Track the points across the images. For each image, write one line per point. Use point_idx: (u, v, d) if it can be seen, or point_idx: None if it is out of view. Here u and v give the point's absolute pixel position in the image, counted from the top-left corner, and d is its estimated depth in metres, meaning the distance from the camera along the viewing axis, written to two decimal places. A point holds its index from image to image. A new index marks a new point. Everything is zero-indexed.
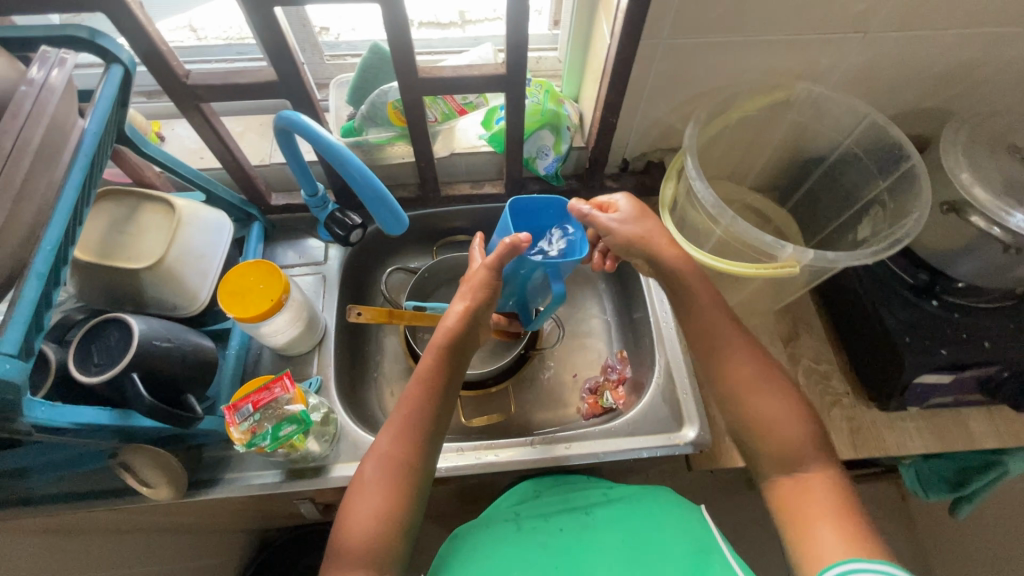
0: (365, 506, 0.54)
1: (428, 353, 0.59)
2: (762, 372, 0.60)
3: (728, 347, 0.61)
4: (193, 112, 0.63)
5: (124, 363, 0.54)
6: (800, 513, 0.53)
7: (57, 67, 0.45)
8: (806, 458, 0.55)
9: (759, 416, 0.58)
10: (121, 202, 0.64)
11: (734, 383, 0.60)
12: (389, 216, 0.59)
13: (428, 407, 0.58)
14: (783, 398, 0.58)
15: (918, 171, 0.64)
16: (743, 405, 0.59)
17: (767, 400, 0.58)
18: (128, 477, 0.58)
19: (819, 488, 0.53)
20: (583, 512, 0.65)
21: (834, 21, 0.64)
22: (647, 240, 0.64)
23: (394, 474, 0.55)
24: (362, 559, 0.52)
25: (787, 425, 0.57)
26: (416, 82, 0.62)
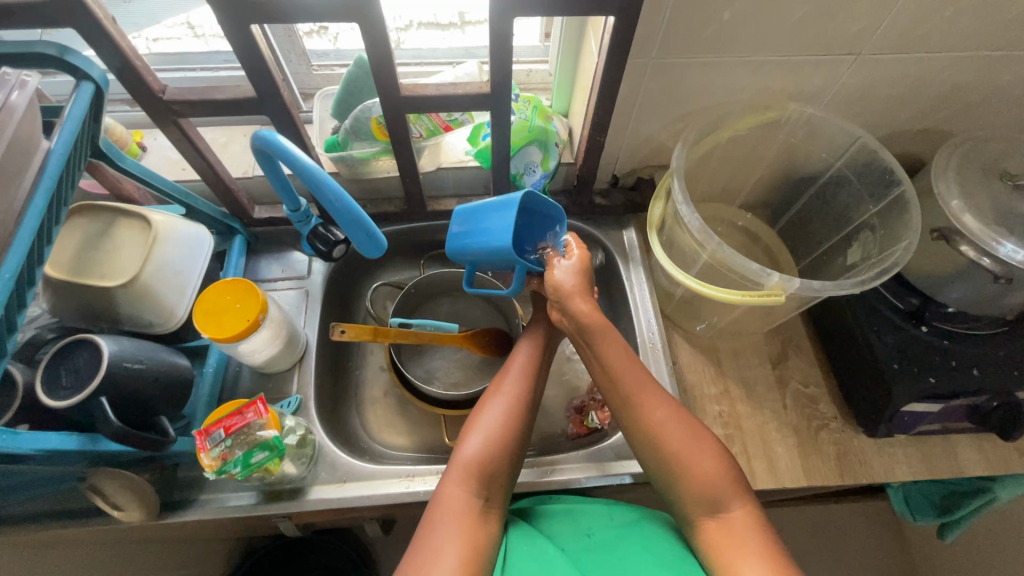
0: (482, 432, 0.56)
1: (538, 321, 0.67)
2: (679, 417, 0.57)
3: (643, 399, 0.57)
4: (171, 127, 0.62)
5: (92, 387, 0.52)
6: (727, 557, 0.51)
7: (18, 88, 0.43)
8: (728, 498, 0.54)
9: (676, 454, 0.55)
10: (95, 217, 0.63)
11: (649, 429, 0.57)
12: (368, 241, 0.57)
13: (539, 368, 0.63)
14: (701, 440, 0.56)
15: (908, 197, 0.63)
16: (659, 445, 0.56)
17: (691, 446, 0.56)
18: (97, 500, 0.57)
19: (745, 526, 0.52)
20: (585, 534, 0.61)
21: (826, 42, 0.62)
22: (571, 296, 0.58)
23: (515, 415, 0.58)
24: (481, 471, 0.54)
25: (707, 466, 0.55)
26: (399, 99, 0.61)
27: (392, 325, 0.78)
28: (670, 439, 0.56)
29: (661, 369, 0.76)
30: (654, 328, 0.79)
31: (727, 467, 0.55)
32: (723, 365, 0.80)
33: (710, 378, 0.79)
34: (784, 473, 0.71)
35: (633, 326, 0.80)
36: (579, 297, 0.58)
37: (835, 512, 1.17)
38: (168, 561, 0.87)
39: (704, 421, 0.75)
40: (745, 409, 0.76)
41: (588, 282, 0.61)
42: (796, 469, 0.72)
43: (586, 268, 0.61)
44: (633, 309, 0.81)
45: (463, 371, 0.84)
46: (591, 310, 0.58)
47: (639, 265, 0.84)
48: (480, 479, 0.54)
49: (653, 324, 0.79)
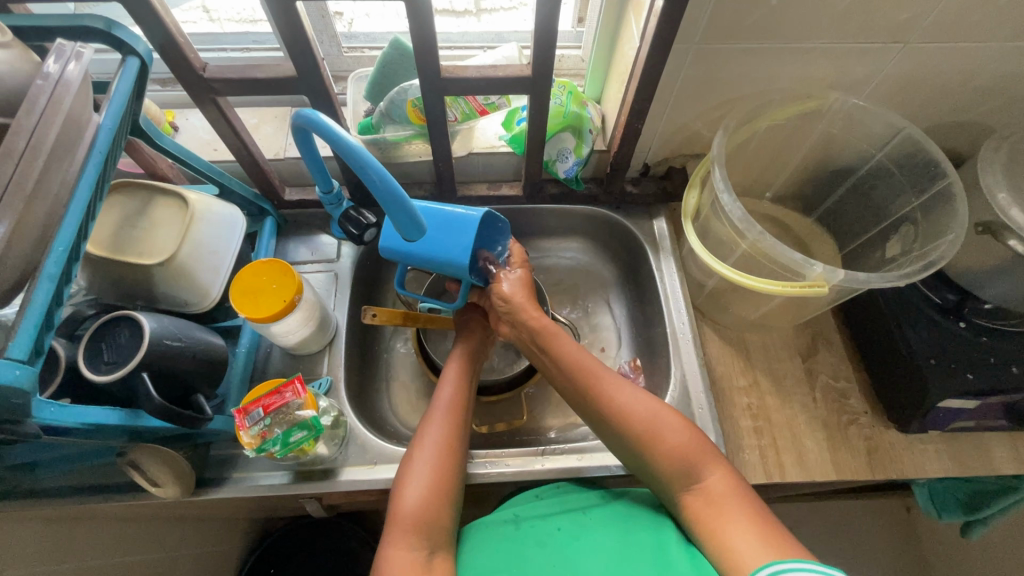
0: (416, 484, 0.56)
1: (452, 367, 0.68)
2: (641, 399, 0.59)
3: (603, 383, 0.61)
4: (209, 105, 0.62)
5: (135, 361, 0.52)
6: (713, 523, 0.52)
7: (73, 60, 0.43)
8: (702, 467, 0.55)
9: (647, 430, 0.57)
10: (133, 195, 0.63)
11: (618, 411, 0.59)
12: (407, 221, 0.55)
13: (465, 410, 0.65)
14: (665, 414, 0.58)
15: (955, 189, 0.62)
16: (628, 425, 0.58)
17: (658, 427, 0.57)
18: (136, 476, 0.57)
19: (726, 496, 0.53)
20: (581, 513, 0.63)
21: (874, 29, 0.61)
22: (516, 308, 0.67)
23: (444, 460, 0.59)
24: (417, 529, 0.54)
25: (674, 439, 0.56)
26: (439, 81, 0.60)
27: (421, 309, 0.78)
28: (633, 419, 0.58)
29: (691, 360, 0.75)
30: (684, 318, 0.78)
31: (696, 437, 0.57)
32: (752, 357, 0.79)
33: (739, 370, 0.78)
34: (813, 467, 0.71)
35: (662, 316, 0.79)
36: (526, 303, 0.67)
37: (852, 509, 1.17)
38: (195, 538, 0.88)
39: (733, 413, 0.74)
40: (774, 402, 0.76)
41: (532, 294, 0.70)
42: (826, 463, 0.71)
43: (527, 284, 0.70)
44: (663, 299, 0.80)
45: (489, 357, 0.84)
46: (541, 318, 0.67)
47: (669, 255, 0.83)
48: (422, 532, 0.54)
49: (682, 313, 0.78)
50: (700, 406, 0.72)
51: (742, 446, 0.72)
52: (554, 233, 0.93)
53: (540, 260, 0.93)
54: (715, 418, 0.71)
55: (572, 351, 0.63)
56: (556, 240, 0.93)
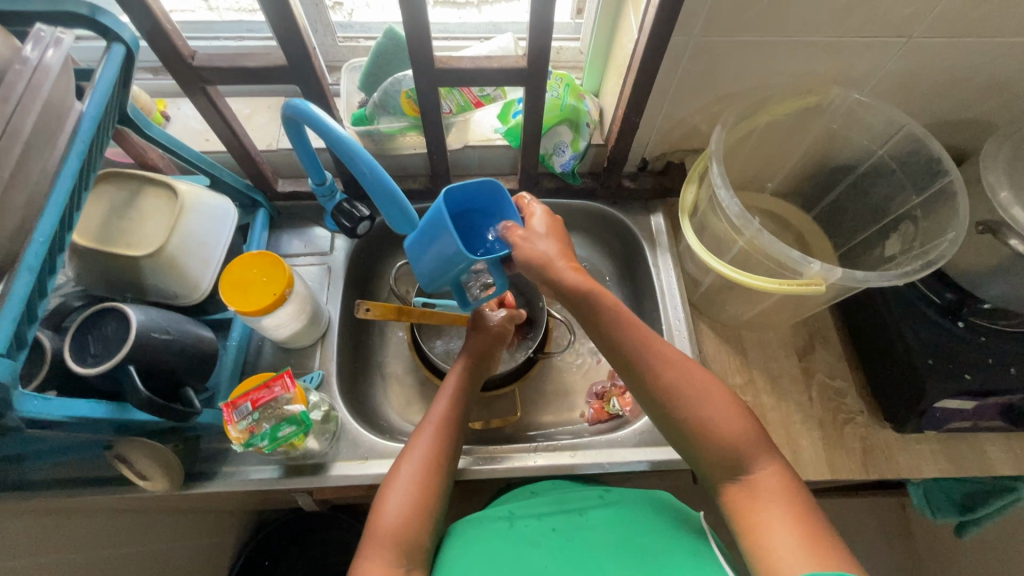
0: (396, 500, 0.56)
1: (451, 378, 0.66)
2: (692, 380, 0.55)
3: (652, 360, 0.56)
4: (199, 95, 0.61)
5: (121, 355, 0.51)
6: (753, 520, 0.50)
7: (53, 47, 0.42)
8: (753, 459, 0.52)
9: (700, 416, 0.54)
10: (122, 185, 0.62)
11: (669, 392, 0.55)
12: (399, 216, 0.56)
13: (456, 427, 0.63)
14: (721, 398, 0.55)
15: (956, 187, 0.61)
16: (680, 408, 0.55)
17: (707, 412, 0.54)
18: (124, 469, 0.57)
19: (773, 491, 0.51)
20: (577, 514, 0.63)
21: (875, 24, 0.60)
22: (549, 265, 0.58)
23: (430, 477, 0.58)
24: (393, 549, 0.53)
25: (727, 427, 0.53)
26: (432, 71, 0.59)
27: (415, 304, 0.78)
28: (683, 404, 0.55)
29: (687, 357, 0.74)
30: (680, 315, 0.77)
31: (746, 426, 0.54)
32: (748, 355, 0.79)
33: (734, 368, 0.78)
34: (808, 466, 0.70)
35: (659, 313, 0.78)
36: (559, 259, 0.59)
37: (847, 507, 1.16)
38: (187, 531, 0.88)
39: None
40: (770, 400, 0.75)
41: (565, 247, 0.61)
42: (820, 462, 0.71)
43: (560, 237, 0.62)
44: (659, 296, 0.79)
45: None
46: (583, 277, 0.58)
47: (666, 251, 0.82)
48: (399, 551, 0.53)
49: (679, 311, 0.77)
50: None
51: None
52: None
53: None
54: None
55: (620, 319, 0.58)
56: None
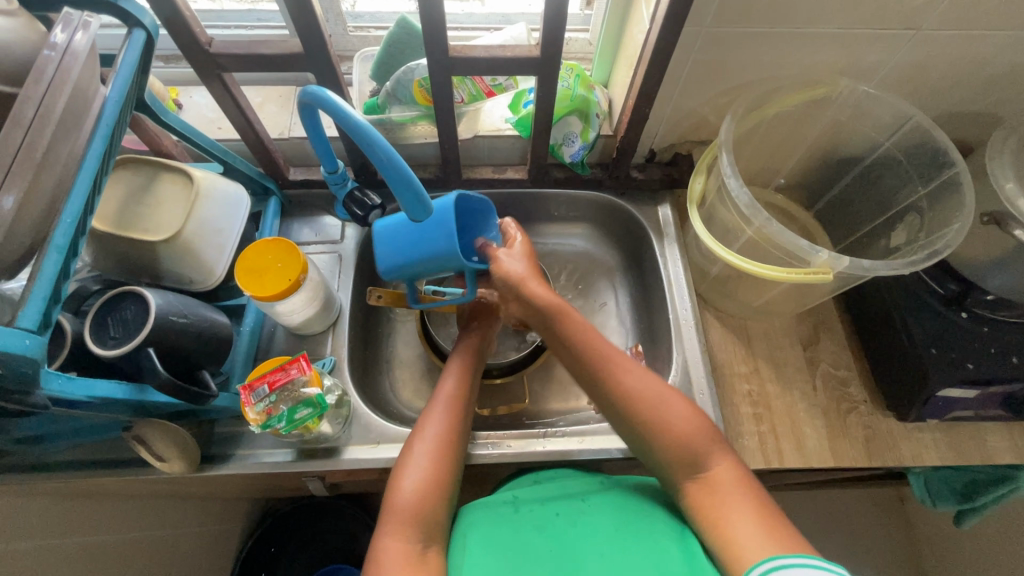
0: (415, 471, 0.57)
1: (456, 359, 0.69)
2: (647, 384, 0.59)
3: (609, 366, 0.60)
4: (215, 81, 0.61)
5: (141, 337, 0.52)
6: (715, 512, 0.53)
7: (81, 30, 0.42)
8: (710, 456, 0.56)
9: (658, 418, 0.57)
10: (138, 171, 0.63)
11: (626, 397, 0.59)
12: (414, 202, 0.56)
13: (466, 401, 0.65)
14: (674, 400, 0.59)
15: (962, 179, 0.62)
16: (639, 412, 0.58)
17: (665, 412, 0.58)
18: (142, 452, 0.58)
19: (730, 488, 0.54)
20: (580, 499, 0.63)
21: (887, 16, 0.60)
22: (523, 282, 0.64)
23: (447, 447, 0.60)
24: (412, 524, 0.54)
25: (683, 426, 0.57)
26: (446, 60, 0.60)
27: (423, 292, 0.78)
28: (641, 404, 0.58)
29: (693, 345, 0.75)
30: (687, 304, 0.78)
31: (700, 425, 0.58)
32: (753, 344, 0.80)
33: (740, 357, 0.79)
34: (812, 453, 0.72)
35: (665, 303, 0.79)
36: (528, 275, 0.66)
37: (847, 497, 1.18)
38: (199, 514, 0.90)
39: (733, 399, 0.75)
40: (775, 389, 0.76)
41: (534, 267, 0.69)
42: (823, 449, 0.72)
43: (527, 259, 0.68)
44: (666, 286, 0.80)
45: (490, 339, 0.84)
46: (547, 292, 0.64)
47: (673, 242, 0.83)
48: (417, 524, 0.54)
49: (686, 300, 0.78)
50: (701, 392, 0.72)
51: (741, 432, 0.72)
52: (558, 219, 0.92)
53: (544, 246, 0.93)
54: (716, 405, 0.71)
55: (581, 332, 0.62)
56: (560, 226, 0.93)
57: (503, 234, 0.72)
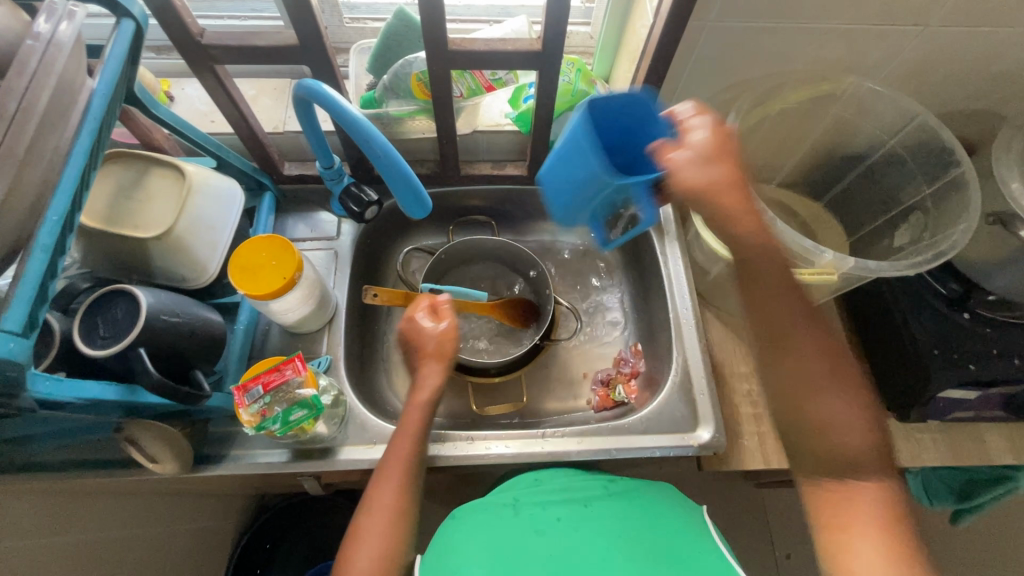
0: (366, 553, 0.55)
1: (410, 414, 0.62)
2: (830, 370, 0.47)
3: (787, 338, 0.48)
4: (207, 74, 0.60)
5: (132, 337, 0.51)
6: (836, 520, 0.44)
7: (66, 20, 0.41)
8: (868, 472, 0.45)
9: (820, 410, 0.46)
10: (128, 166, 0.61)
11: (794, 371, 0.48)
12: (413, 200, 0.56)
13: (416, 465, 0.60)
14: (848, 396, 0.47)
15: (967, 179, 0.61)
16: (808, 391, 0.47)
17: (826, 402, 0.47)
18: (134, 451, 0.56)
19: (863, 505, 0.44)
20: (582, 504, 0.63)
21: (895, 11, 0.59)
22: (712, 193, 0.49)
23: (396, 528, 0.56)
24: None
25: (852, 432, 0.45)
26: (446, 54, 0.58)
27: (422, 291, 0.76)
28: (814, 388, 0.47)
29: (694, 345, 0.75)
30: (688, 303, 0.77)
31: (875, 441, 0.46)
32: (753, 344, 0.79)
33: (740, 357, 0.78)
34: None
35: (665, 302, 0.78)
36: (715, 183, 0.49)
37: None
38: (191, 513, 0.89)
39: (733, 399, 0.75)
40: None
41: (724, 159, 0.51)
42: None
43: (716, 155, 0.50)
44: (667, 284, 0.79)
45: (489, 339, 0.83)
46: (754, 223, 0.50)
47: (674, 240, 0.82)
48: None
49: (686, 299, 0.77)
50: (701, 392, 0.71)
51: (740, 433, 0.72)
52: None
53: (542, 243, 0.92)
54: (716, 406, 0.70)
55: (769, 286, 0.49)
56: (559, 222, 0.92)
57: (670, 122, 0.53)
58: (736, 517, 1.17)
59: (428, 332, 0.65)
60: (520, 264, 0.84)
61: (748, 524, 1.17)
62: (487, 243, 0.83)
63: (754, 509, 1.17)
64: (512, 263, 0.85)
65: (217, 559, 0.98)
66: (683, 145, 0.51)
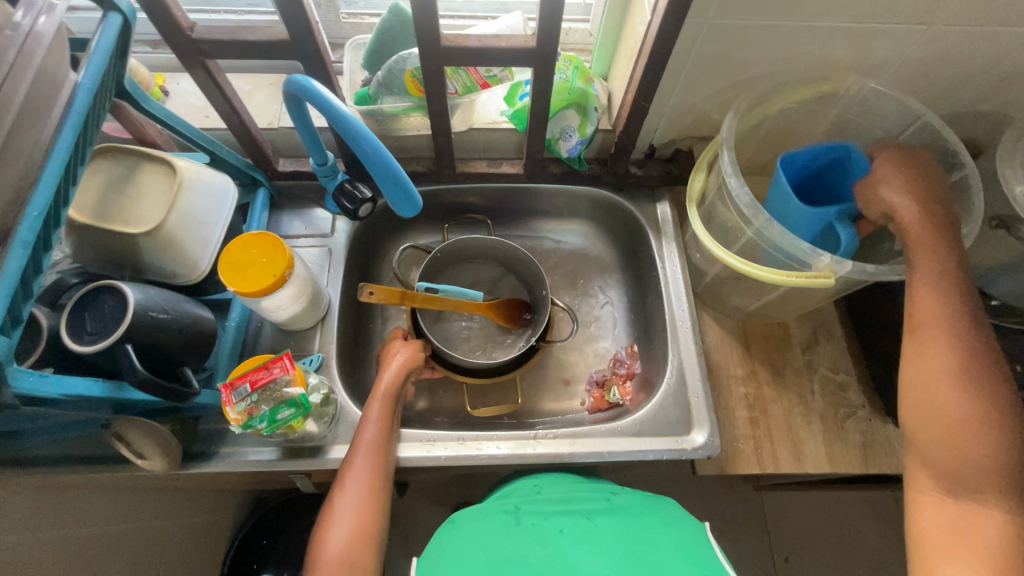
0: (341, 532, 0.56)
1: (375, 400, 0.64)
2: (971, 392, 0.51)
3: (931, 355, 0.54)
4: (198, 69, 0.59)
5: (119, 333, 0.51)
6: (929, 522, 0.51)
7: (46, 14, 0.40)
8: (982, 484, 0.49)
9: (947, 417, 0.52)
10: (119, 160, 0.61)
11: (927, 379, 0.54)
12: (402, 197, 0.55)
13: (387, 446, 0.62)
14: (984, 417, 0.50)
15: (972, 182, 0.60)
16: (936, 399, 0.53)
17: (949, 410, 0.52)
18: (121, 448, 0.57)
19: (977, 518, 0.48)
20: (584, 517, 0.63)
21: (898, 9, 0.58)
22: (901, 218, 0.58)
23: (371, 503, 0.58)
24: None
25: (977, 446, 0.50)
26: (439, 50, 0.57)
27: (418, 288, 0.75)
28: (943, 398, 0.52)
29: (690, 348, 0.74)
30: (684, 306, 0.76)
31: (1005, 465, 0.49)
32: (751, 346, 0.78)
33: (737, 359, 0.77)
34: (807, 459, 0.70)
35: (662, 304, 0.77)
36: (912, 210, 0.57)
37: (840, 498, 1.17)
38: (185, 509, 0.89)
39: (729, 403, 0.74)
40: (772, 392, 0.75)
41: (929, 212, 0.57)
42: (819, 455, 0.71)
43: (919, 202, 0.58)
44: (663, 286, 0.78)
45: (486, 340, 0.82)
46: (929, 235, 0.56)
47: (672, 240, 0.81)
48: None
49: (683, 301, 0.77)
50: (696, 395, 0.71)
51: (737, 437, 0.71)
52: (555, 215, 0.90)
53: (538, 242, 0.91)
54: (711, 409, 0.69)
55: (932, 312, 0.55)
56: (557, 221, 0.91)
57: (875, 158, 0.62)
58: (733, 520, 1.16)
59: (398, 348, 0.72)
60: (524, 269, 0.82)
61: (746, 527, 1.15)
62: (497, 246, 0.81)
63: (751, 512, 1.16)
64: (520, 270, 0.84)
65: (212, 555, 0.98)
66: (885, 178, 0.59)
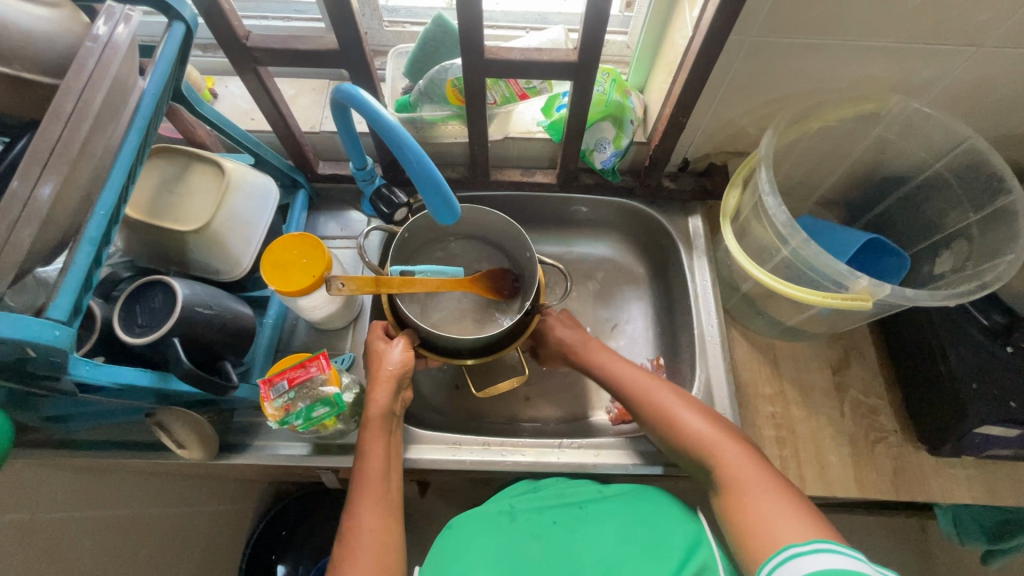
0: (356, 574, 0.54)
1: (367, 429, 0.61)
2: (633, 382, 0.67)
3: (644, 387, 0.65)
4: (250, 74, 0.61)
5: (167, 327, 0.53)
6: (737, 507, 0.55)
7: (123, 23, 0.42)
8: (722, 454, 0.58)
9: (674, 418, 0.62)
10: (172, 160, 0.63)
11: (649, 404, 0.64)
12: (442, 206, 0.55)
13: (388, 475, 0.61)
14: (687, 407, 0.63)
15: (1019, 208, 0.59)
16: (660, 412, 0.63)
17: (672, 410, 0.62)
18: (163, 436, 0.59)
19: (754, 492, 0.54)
20: (577, 507, 0.64)
21: (947, 31, 0.57)
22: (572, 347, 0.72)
23: (386, 537, 0.57)
24: None
25: (696, 431, 0.60)
26: (482, 62, 0.59)
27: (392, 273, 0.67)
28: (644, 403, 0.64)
29: (718, 364, 0.73)
30: (714, 321, 0.76)
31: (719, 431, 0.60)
32: (780, 365, 0.77)
33: (766, 378, 0.76)
34: (835, 482, 0.69)
35: (691, 317, 0.77)
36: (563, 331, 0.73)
37: (866, 522, 1.14)
38: (212, 498, 0.91)
39: (756, 421, 0.73)
40: (800, 412, 0.74)
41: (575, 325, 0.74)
42: (848, 480, 0.69)
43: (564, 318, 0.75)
44: (693, 301, 0.78)
45: (472, 318, 0.77)
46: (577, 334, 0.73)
47: (703, 255, 0.80)
48: None
49: (712, 317, 0.76)
50: (723, 412, 0.70)
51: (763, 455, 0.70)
52: (584, 225, 0.91)
53: (567, 251, 0.91)
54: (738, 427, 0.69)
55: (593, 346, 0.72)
56: (586, 232, 0.91)
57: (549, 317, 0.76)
58: None
59: (390, 355, 0.64)
60: (509, 242, 0.76)
61: None
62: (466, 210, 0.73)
63: None
64: (498, 241, 0.78)
65: (234, 544, 1.01)
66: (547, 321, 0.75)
